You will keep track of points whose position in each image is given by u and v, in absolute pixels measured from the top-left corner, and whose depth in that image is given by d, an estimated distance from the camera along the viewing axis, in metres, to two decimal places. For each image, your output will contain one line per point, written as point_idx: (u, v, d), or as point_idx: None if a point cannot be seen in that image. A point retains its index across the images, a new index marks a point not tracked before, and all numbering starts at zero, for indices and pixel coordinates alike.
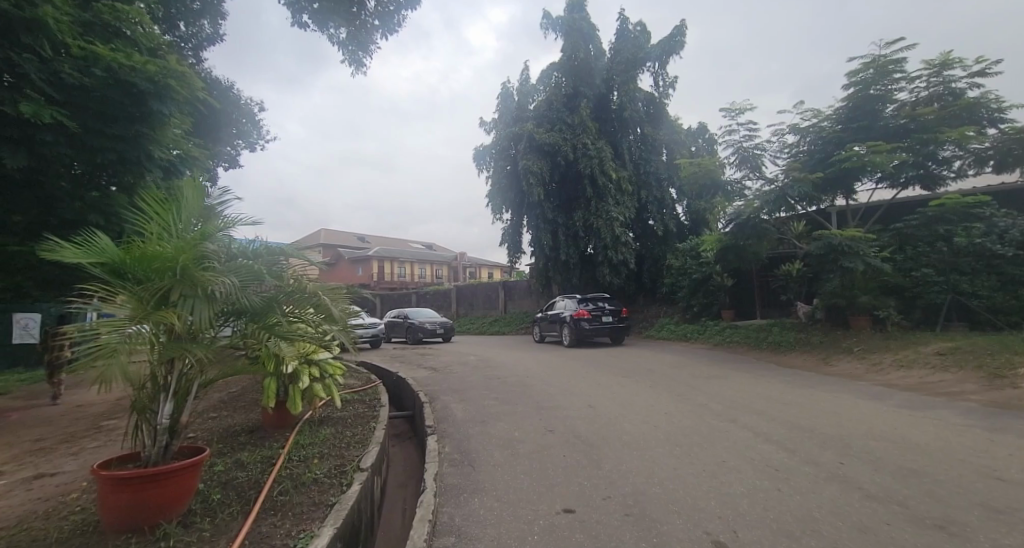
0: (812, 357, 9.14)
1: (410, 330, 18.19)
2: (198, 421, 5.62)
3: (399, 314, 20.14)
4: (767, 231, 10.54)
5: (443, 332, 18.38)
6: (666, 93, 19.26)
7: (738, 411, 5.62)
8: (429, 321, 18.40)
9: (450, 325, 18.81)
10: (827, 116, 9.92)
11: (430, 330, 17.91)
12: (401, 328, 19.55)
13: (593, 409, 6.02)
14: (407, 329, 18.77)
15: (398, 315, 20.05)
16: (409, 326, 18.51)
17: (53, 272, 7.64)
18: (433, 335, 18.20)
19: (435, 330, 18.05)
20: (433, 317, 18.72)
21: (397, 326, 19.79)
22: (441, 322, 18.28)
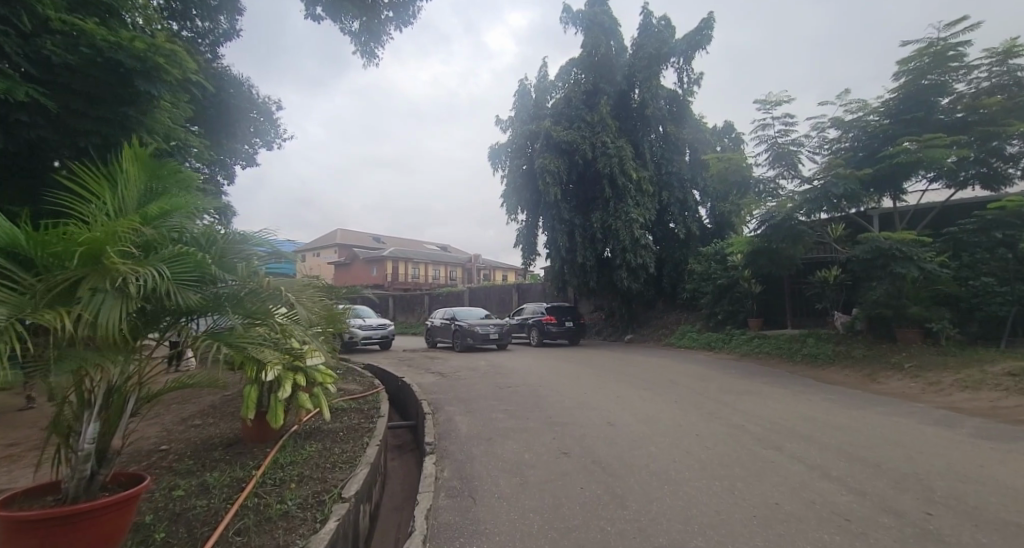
0: (856, 373, 8.27)
1: (462, 335, 15.26)
2: (177, 431, 5.10)
3: (443, 315, 17.29)
4: (803, 234, 9.82)
5: (496, 336, 15.60)
6: (691, 90, 18.46)
7: (781, 436, 4.90)
8: (481, 325, 15.56)
9: (506, 328, 16.07)
10: (874, 109, 9.19)
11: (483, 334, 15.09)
12: (445, 334, 16.68)
13: (613, 428, 5.35)
14: (453, 336, 15.99)
15: (441, 317, 17.24)
16: (458, 330, 15.63)
17: None
18: (486, 341, 15.43)
19: (489, 335, 15.39)
20: (483, 320, 15.95)
21: (441, 330, 16.91)
22: (496, 325, 15.43)
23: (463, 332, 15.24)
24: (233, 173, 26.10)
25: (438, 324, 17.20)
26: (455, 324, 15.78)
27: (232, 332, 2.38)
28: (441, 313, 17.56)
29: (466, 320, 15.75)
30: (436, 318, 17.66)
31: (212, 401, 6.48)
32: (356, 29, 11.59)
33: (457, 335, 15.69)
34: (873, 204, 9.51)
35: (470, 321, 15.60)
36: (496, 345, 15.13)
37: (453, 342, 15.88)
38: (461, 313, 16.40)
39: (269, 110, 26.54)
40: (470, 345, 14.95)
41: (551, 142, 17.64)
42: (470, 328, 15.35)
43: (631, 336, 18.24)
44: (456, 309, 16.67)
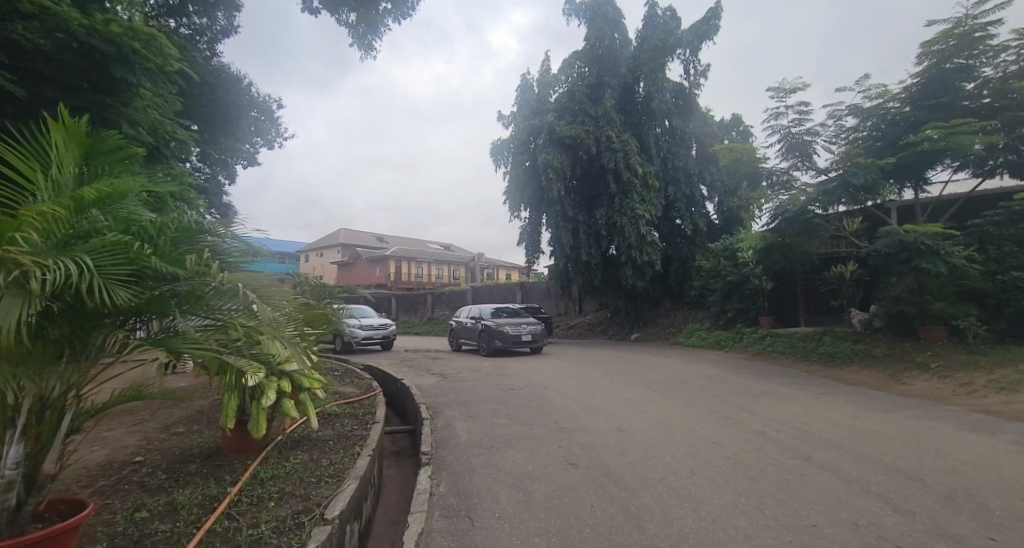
0: (878, 373, 7.84)
1: (491, 336, 13.34)
2: (157, 441, 4.78)
3: (468, 314, 15.50)
4: (820, 228, 9.40)
5: (530, 340, 13.45)
6: (697, 82, 18.01)
7: (807, 443, 4.52)
8: (512, 326, 13.51)
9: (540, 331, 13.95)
10: (894, 95, 8.80)
11: (515, 336, 13.14)
12: (470, 336, 14.86)
13: (624, 435, 4.98)
14: (478, 337, 14.22)
15: (467, 316, 15.46)
16: (486, 331, 13.72)
17: None
18: (517, 345, 13.32)
19: (520, 338, 13.30)
20: (514, 320, 13.86)
21: (466, 332, 15.06)
22: (529, 325, 13.46)
23: (492, 334, 13.29)
24: (233, 172, 25.88)
25: (463, 324, 15.39)
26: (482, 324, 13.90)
27: (183, 336, 2.05)
28: (467, 311, 15.78)
29: (495, 319, 13.84)
30: (461, 318, 15.87)
31: (200, 408, 6.15)
32: (353, 21, 11.23)
33: (485, 337, 13.76)
34: (893, 195, 9.10)
35: (499, 321, 13.67)
36: (530, 348, 13.16)
37: (480, 345, 13.98)
38: (489, 312, 14.52)
39: (269, 108, 26.26)
40: (500, 348, 13.01)
41: (554, 138, 17.25)
42: (498, 329, 13.41)
43: (637, 335, 17.88)
44: (484, 307, 14.80)
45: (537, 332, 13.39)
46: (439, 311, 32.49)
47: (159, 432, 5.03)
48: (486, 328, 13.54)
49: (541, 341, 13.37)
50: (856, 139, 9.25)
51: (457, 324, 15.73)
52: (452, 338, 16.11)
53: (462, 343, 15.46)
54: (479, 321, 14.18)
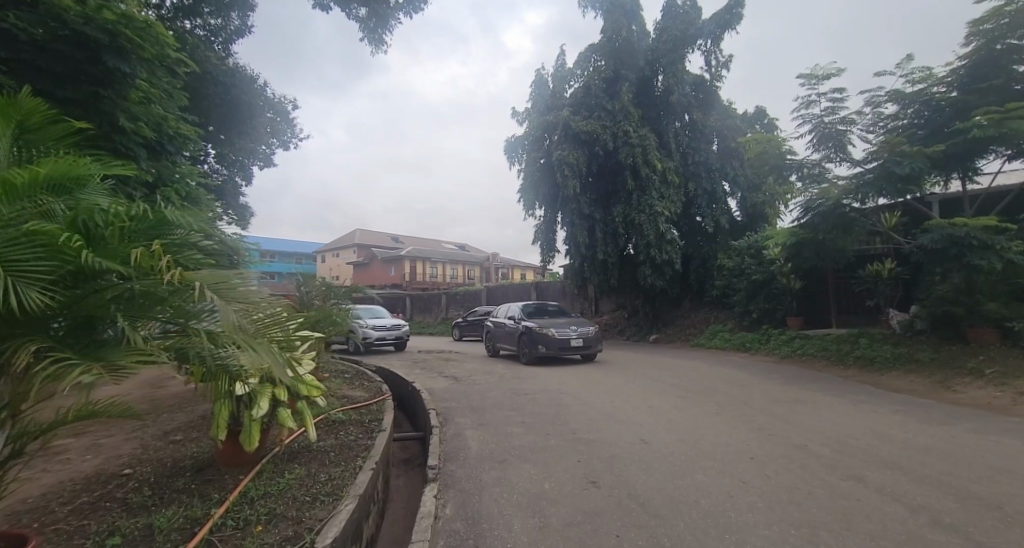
0: (924, 379, 7.22)
1: (535, 339, 11.17)
2: (153, 449, 4.54)
3: (505, 313, 13.43)
4: (856, 224, 8.84)
5: (581, 345, 11.11)
6: (719, 74, 17.34)
7: (857, 460, 4.02)
8: (558, 327, 11.23)
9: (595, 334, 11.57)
10: (940, 80, 8.16)
11: (563, 340, 10.95)
12: (507, 339, 12.74)
13: (648, 448, 4.56)
14: (516, 340, 12.15)
15: (503, 315, 13.39)
16: (528, 333, 11.54)
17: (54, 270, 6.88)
18: (566, 350, 11.02)
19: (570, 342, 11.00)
20: (562, 321, 11.57)
21: (503, 334, 12.94)
22: (579, 326, 11.25)
23: (536, 336, 11.10)
24: (250, 173, 26.09)
25: (500, 325, 13.31)
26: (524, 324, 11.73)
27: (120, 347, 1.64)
28: (503, 310, 13.73)
29: (538, 319, 11.66)
30: (496, 318, 13.80)
31: (203, 413, 5.93)
32: (363, 14, 10.97)
33: (526, 340, 11.58)
34: (938, 187, 8.44)
35: (543, 321, 11.47)
36: (581, 354, 10.98)
37: (520, 348, 11.86)
38: (531, 310, 12.34)
39: (284, 109, 26.36)
40: (547, 354, 10.83)
41: (570, 133, 16.81)
42: (543, 331, 11.16)
43: (656, 336, 17.33)
44: (524, 305, 12.65)
45: (589, 335, 11.17)
46: (454, 311, 32.32)
47: (156, 440, 4.81)
48: (528, 329, 11.41)
49: (593, 346, 11.18)
50: (895, 128, 8.66)
51: (492, 324, 13.66)
52: (486, 340, 14.06)
53: (498, 346, 13.38)
54: (519, 321, 12.05)
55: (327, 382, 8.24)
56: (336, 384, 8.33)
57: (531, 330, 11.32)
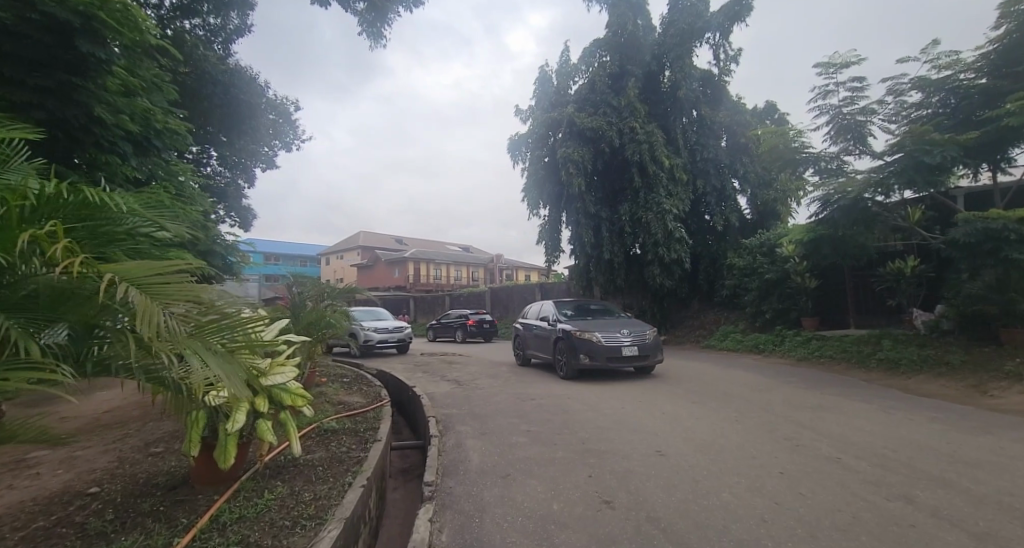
0: (957, 383, 6.77)
1: (574, 347, 8.83)
2: (129, 464, 4.18)
3: (536, 315, 11.19)
4: (879, 219, 8.53)
5: (636, 353, 8.68)
6: (728, 68, 16.91)
7: (903, 477, 3.59)
8: (603, 331, 8.86)
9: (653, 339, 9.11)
10: (967, 65, 7.75)
11: (611, 347, 8.58)
12: (539, 345, 10.52)
13: (666, 461, 4.15)
14: (550, 347, 9.89)
15: (535, 316, 11.18)
16: (565, 338, 9.22)
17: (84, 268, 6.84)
18: (617, 360, 8.58)
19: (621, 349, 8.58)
20: (607, 324, 9.22)
21: (535, 339, 10.72)
22: (630, 330, 8.83)
23: (576, 343, 8.73)
24: (252, 175, 25.89)
25: (531, 328, 11.07)
26: (560, 327, 9.45)
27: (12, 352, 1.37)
28: (534, 310, 11.52)
29: (578, 321, 9.32)
30: (526, 319, 11.55)
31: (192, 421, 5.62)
32: (361, 8, 10.65)
33: (563, 347, 9.27)
34: (967, 177, 7.98)
35: (584, 324, 9.15)
36: (634, 366, 8.58)
37: (556, 357, 9.58)
38: (568, 310, 10.05)
39: (285, 110, 26.13)
40: (591, 366, 8.50)
41: (575, 131, 16.45)
42: (584, 336, 8.80)
43: (665, 338, 16.89)
44: (560, 304, 10.40)
45: (644, 341, 8.79)
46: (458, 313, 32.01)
47: (133, 453, 4.45)
48: (565, 333, 9.11)
49: (649, 355, 8.76)
50: (916, 118, 8.28)
51: (522, 327, 11.50)
52: (515, 346, 11.93)
53: (529, 353, 11.19)
54: (553, 323, 9.79)
55: (324, 387, 7.89)
56: (334, 389, 8.00)
57: (569, 333, 8.97)
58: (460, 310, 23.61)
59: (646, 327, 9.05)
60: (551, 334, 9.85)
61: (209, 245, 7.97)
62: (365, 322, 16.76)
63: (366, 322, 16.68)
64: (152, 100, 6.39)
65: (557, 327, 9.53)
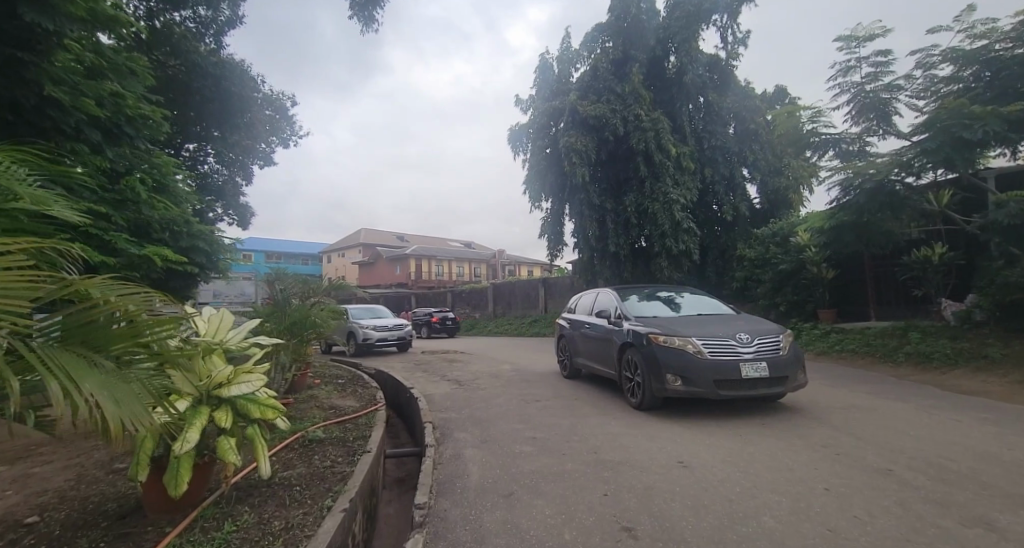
0: (998, 379, 6.24)
1: (652, 362, 5.59)
2: (87, 482, 3.67)
3: (589, 312, 8.12)
4: (907, 203, 8.04)
5: (763, 373, 5.17)
6: (736, 52, 16.30)
7: (973, 495, 3.09)
8: (702, 334, 5.45)
9: (793, 352, 5.51)
10: (1003, 34, 7.22)
11: (716, 363, 5.17)
12: (593, 355, 7.49)
13: (691, 476, 3.66)
14: (609, 359, 6.82)
15: (587, 313, 8.13)
16: (636, 346, 6.02)
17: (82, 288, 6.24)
18: (729, 386, 5.14)
19: (736, 366, 5.12)
20: (708, 324, 5.79)
21: (588, 346, 7.69)
22: (748, 335, 5.38)
23: (657, 355, 5.50)
24: (249, 173, 25.56)
25: (582, 330, 8.02)
26: (628, 328, 6.28)
27: None
28: (586, 305, 8.46)
29: (658, 320, 6.08)
30: (575, 317, 8.51)
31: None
32: None
33: (634, 361, 6.05)
34: (1003, 156, 7.42)
35: (666, 324, 5.89)
36: (758, 396, 5.17)
37: (621, 375, 6.42)
38: (638, 304, 6.84)
39: (281, 106, 25.77)
40: (683, 393, 5.22)
41: (577, 119, 15.89)
42: (668, 343, 5.49)
43: None
44: (626, 295, 7.23)
45: (772, 353, 5.28)
46: (459, 309, 31.61)
47: (93, 471, 3.93)
48: (636, 338, 5.94)
49: (782, 379, 5.28)
50: (946, 93, 7.71)
51: (571, 328, 8.51)
52: (562, 354, 8.95)
53: (579, 363, 8.15)
54: (617, 323, 6.65)
55: (316, 390, 7.44)
56: (326, 391, 7.55)
57: (646, 339, 5.74)
58: (425, 308, 24.75)
59: (771, 330, 5.62)
60: (613, 339, 6.69)
61: (190, 241, 7.47)
62: (364, 321, 16.35)
63: (365, 321, 16.25)
64: (123, 84, 5.93)
65: (623, 329, 6.37)
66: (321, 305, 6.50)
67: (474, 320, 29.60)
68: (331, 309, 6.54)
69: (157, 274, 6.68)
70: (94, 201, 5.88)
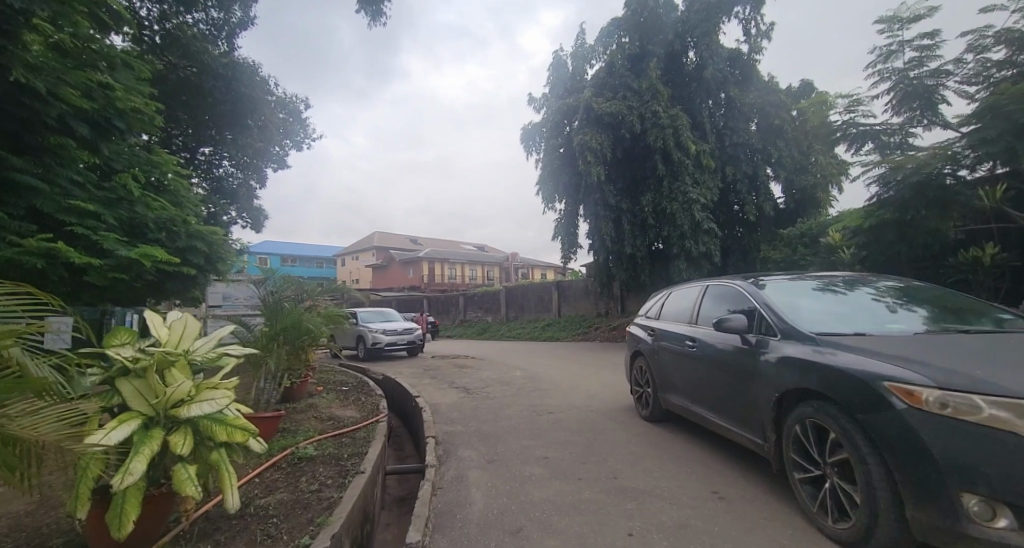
0: None
1: (888, 446, 2.26)
2: (45, 507, 3.28)
3: (684, 321, 4.99)
4: (955, 197, 7.46)
5: None
6: (758, 45, 15.63)
7: None
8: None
9: None
10: None
11: None
12: (698, 397, 4.38)
13: (733, 513, 3.09)
14: (744, 414, 3.60)
15: (678, 321, 5.10)
16: (838, 408, 2.66)
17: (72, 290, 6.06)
18: None
19: None
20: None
21: (685, 378, 4.59)
22: None
23: (908, 436, 2.15)
24: (263, 176, 25.63)
25: (673, 349, 4.89)
26: (802, 360, 2.97)
27: None
28: (673, 310, 5.37)
29: (867, 342, 2.76)
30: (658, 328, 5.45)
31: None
32: None
33: (815, 428, 2.84)
34: None
35: (899, 349, 2.59)
36: None
37: (776, 449, 3.25)
38: (796, 306, 3.56)
39: (295, 109, 25.84)
40: None
41: (592, 116, 15.37)
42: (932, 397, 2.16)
43: None
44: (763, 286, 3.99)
45: None
46: (472, 312, 31.19)
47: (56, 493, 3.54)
48: (829, 391, 2.66)
49: None
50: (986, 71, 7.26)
51: (651, 348, 5.43)
52: (636, 383, 5.91)
53: (670, 403, 5.03)
54: (757, 345, 3.49)
55: (316, 399, 7.07)
56: (328, 400, 7.17)
57: (871, 395, 2.37)
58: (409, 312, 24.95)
59: None
60: (750, 378, 3.50)
61: (187, 243, 7.11)
62: (373, 325, 16.02)
63: (374, 325, 15.92)
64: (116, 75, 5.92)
65: (771, 356, 3.28)
66: (322, 312, 6.11)
67: (485, 324, 29.14)
68: (331, 315, 6.14)
69: (150, 276, 6.34)
70: (81, 198, 5.65)
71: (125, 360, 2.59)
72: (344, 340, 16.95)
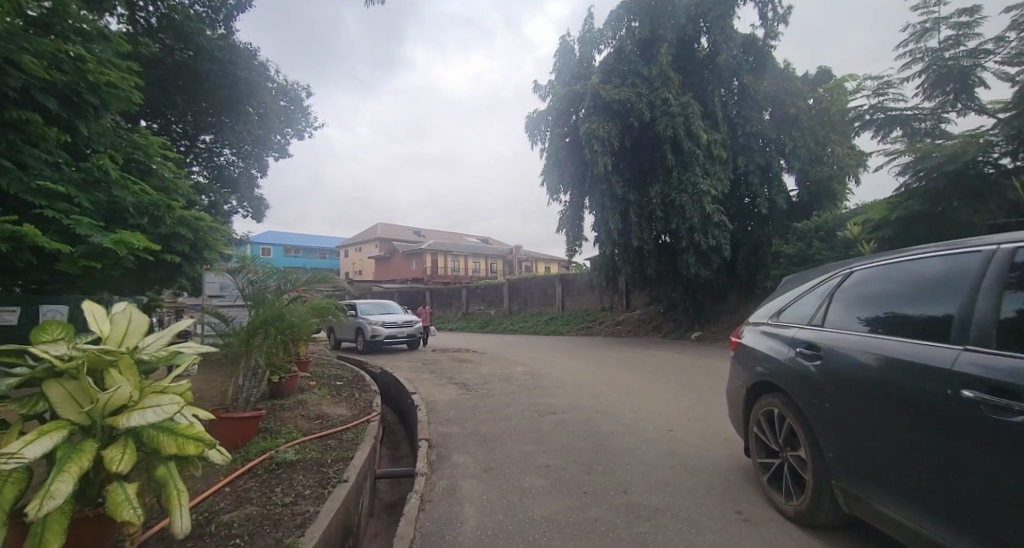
0: None
1: None
2: None
3: (897, 328, 2.28)
4: (984, 188, 7.14)
5: None
6: (774, 30, 15.01)
7: None
8: None
9: None
10: None
11: None
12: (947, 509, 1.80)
13: (762, 541, 2.69)
14: None
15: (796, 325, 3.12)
16: None
17: (40, 274, 5.71)
18: None
19: None
20: None
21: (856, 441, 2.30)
22: None
23: None
24: (264, 165, 25.35)
25: (852, 380, 2.36)
26: None
27: None
28: (847, 304, 2.71)
29: None
30: (809, 339, 2.85)
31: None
32: None
33: None
34: None
35: None
36: None
37: None
38: None
39: (297, 97, 25.45)
40: None
41: (599, 104, 14.84)
42: None
43: (700, 334, 15.50)
44: None
45: None
46: (474, 305, 30.85)
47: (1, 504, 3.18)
48: None
49: None
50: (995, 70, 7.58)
51: (792, 375, 2.88)
52: (758, 437, 3.34)
53: (858, 498, 2.33)
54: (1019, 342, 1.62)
55: (306, 396, 6.74)
56: (320, 397, 6.84)
57: None
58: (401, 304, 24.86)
59: None
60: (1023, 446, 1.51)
61: (172, 229, 6.73)
62: (373, 317, 15.72)
63: (374, 317, 15.62)
64: (92, 48, 5.60)
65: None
66: (309, 303, 5.73)
67: (488, 317, 28.83)
68: (319, 307, 5.76)
69: (130, 263, 5.96)
70: (53, 178, 5.29)
71: (54, 359, 2.16)
72: (344, 332, 16.69)
